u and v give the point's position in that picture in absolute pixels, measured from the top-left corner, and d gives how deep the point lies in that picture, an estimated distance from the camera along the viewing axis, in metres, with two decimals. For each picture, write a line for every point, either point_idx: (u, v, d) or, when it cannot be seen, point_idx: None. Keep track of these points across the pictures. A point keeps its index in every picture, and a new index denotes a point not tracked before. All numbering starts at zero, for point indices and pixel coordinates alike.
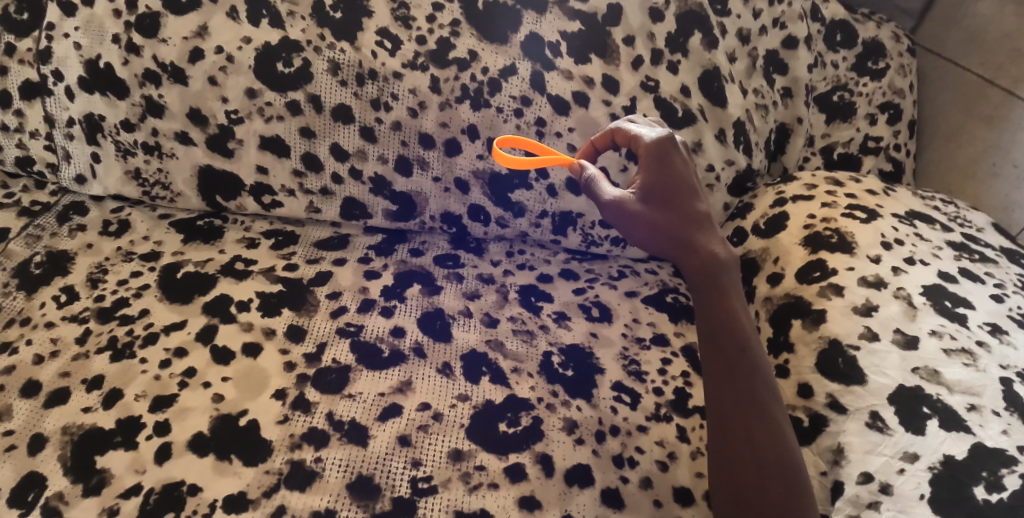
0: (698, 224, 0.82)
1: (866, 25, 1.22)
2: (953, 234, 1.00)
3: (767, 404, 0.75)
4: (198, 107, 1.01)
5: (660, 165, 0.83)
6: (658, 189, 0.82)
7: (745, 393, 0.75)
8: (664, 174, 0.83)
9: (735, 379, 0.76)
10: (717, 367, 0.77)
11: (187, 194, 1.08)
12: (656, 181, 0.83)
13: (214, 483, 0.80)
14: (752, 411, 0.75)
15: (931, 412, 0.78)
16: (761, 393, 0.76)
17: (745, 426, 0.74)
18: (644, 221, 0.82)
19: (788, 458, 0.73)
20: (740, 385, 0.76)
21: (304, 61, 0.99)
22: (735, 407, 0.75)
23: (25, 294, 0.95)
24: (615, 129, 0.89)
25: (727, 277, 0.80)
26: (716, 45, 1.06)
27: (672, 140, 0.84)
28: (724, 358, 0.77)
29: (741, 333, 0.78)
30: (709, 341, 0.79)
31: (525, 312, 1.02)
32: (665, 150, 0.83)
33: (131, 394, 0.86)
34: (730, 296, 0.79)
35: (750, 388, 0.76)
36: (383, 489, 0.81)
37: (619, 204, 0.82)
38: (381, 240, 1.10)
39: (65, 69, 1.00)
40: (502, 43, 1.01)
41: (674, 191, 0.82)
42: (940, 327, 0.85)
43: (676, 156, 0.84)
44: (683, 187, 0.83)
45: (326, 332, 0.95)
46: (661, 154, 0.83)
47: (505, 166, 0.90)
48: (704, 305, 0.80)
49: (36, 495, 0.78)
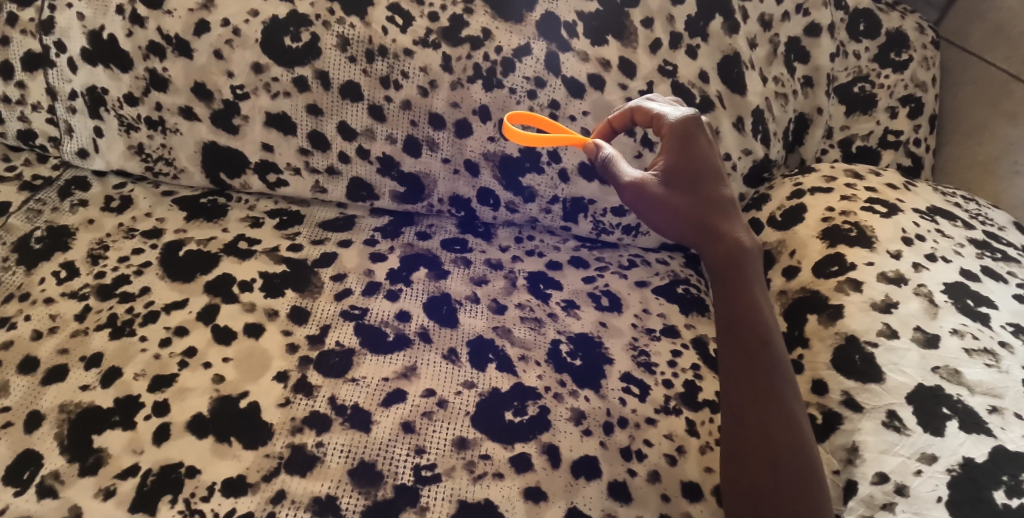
0: (721, 211, 0.79)
1: (890, 15, 1.19)
2: (975, 231, 0.97)
3: (787, 399, 0.73)
4: (203, 82, 0.99)
5: (684, 146, 0.80)
6: (681, 172, 0.80)
7: (764, 389, 0.73)
8: (687, 157, 0.80)
9: (755, 372, 0.74)
10: (736, 359, 0.75)
11: (191, 171, 1.05)
12: (679, 164, 0.80)
13: (213, 465, 0.78)
14: (770, 408, 0.73)
15: (951, 413, 0.76)
16: (781, 389, 0.74)
17: (763, 421, 0.72)
18: (665, 206, 0.78)
19: (806, 457, 0.71)
20: (760, 379, 0.74)
21: (312, 36, 0.96)
22: (753, 403, 0.73)
23: (24, 269, 0.93)
24: (634, 107, 0.86)
25: (750, 267, 0.78)
26: (737, 30, 1.03)
27: (697, 121, 0.81)
28: (743, 351, 0.75)
29: (762, 326, 0.75)
30: (728, 333, 0.77)
31: (533, 299, 1.00)
32: (689, 131, 0.81)
33: (130, 373, 0.84)
34: (752, 286, 0.77)
35: (770, 382, 0.73)
36: (385, 476, 0.79)
37: (639, 186, 0.79)
38: (387, 222, 1.08)
39: (67, 40, 0.97)
40: (517, 21, 0.98)
41: (697, 175, 0.80)
42: (962, 326, 0.82)
43: (700, 138, 0.81)
44: (707, 171, 0.80)
45: (329, 314, 0.93)
46: (685, 135, 0.80)
47: (515, 141, 0.87)
48: (723, 294, 0.78)
49: (32, 473, 0.76)
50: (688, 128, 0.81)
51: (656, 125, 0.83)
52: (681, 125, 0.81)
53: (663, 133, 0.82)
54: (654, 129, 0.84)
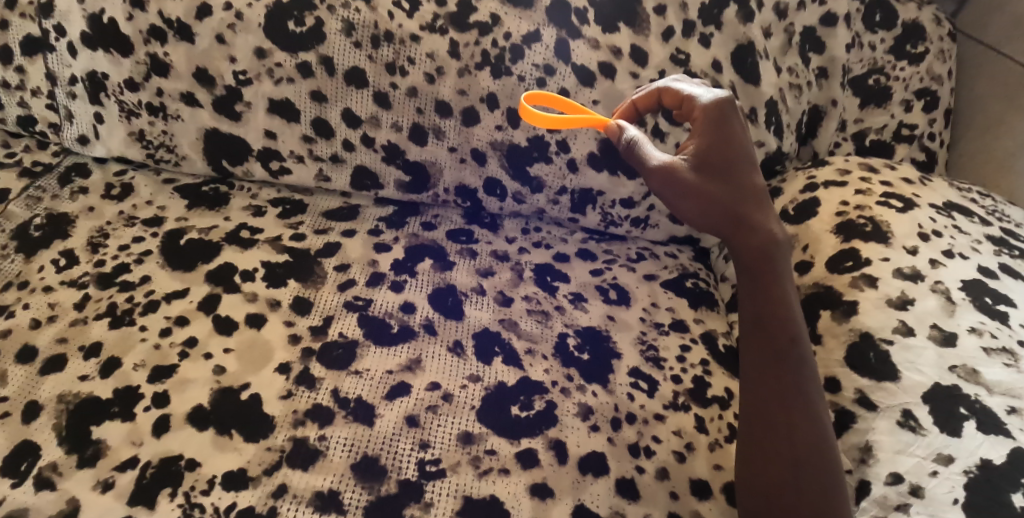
0: (754, 201, 0.77)
1: (907, 6, 1.16)
2: (992, 228, 0.95)
3: (812, 399, 0.72)
4: (205, 67, 0.97)
5: (717, 130, 0.77)
6: (713, 157, 0.77)
7: (789, 387, 0.72)
8: (721, 142, 0.77)
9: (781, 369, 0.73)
10: (761, 355, 0.74)
11: (193, 158, 1.04)
12: (712, 149, 0.77)
13: (213, 458, 0.76)
14: (795, 407, 0.71)
15: (968, 413, 0.74)
16: (806, 388, 0.72)
17: (787, 420, 0.71)
18: (696, 193, 0.76)
19: (830, 460, 0.70)
20: (786, 376, 0.72)
21: (316, 21, 0.94)
22: (777, 401, 0.72)
23: (22, 256, 0.91)
24: (663, 88, 0.84)
25: (781, 261, 0.76)
26: (752, 18, 1.01)
27: (731, 104, 0.79)
28: (769, 347, 0.73)
29: (791, 323, 0.74)
30: (753, 328, 0.75)
31: (540, 291, 0.98)
32: (723, 115, 0.78)
33: (130, 363, 0.83)
34: (782, 282, 0.75)
35: (796, 380, 0.72)
36: (388, 470, 0.77)
37: (667, 171, 0.76)
38: (392, 212, 1.06)
39: (67, 24, 0.95)
40: (526, 7, 0.96)
41: (730, 162, 0.77)
42: (980, 324, 0.81)
43: (735, 123, 0.78)
44: (740, 158, 0.77)
45: (332, 305, 0.91)
46: (719, 118, 0.78)
47: (535, 124, 0.85)
48: (751, 288, 0.76)
49: (29, 465, 0.74)
50: (722, 112, 0.78)
51: (689, 107, 0.80)
52: (715, 109, 0.78)
53: (695, 116, 0.79)
54: (686, 112, 0.81)
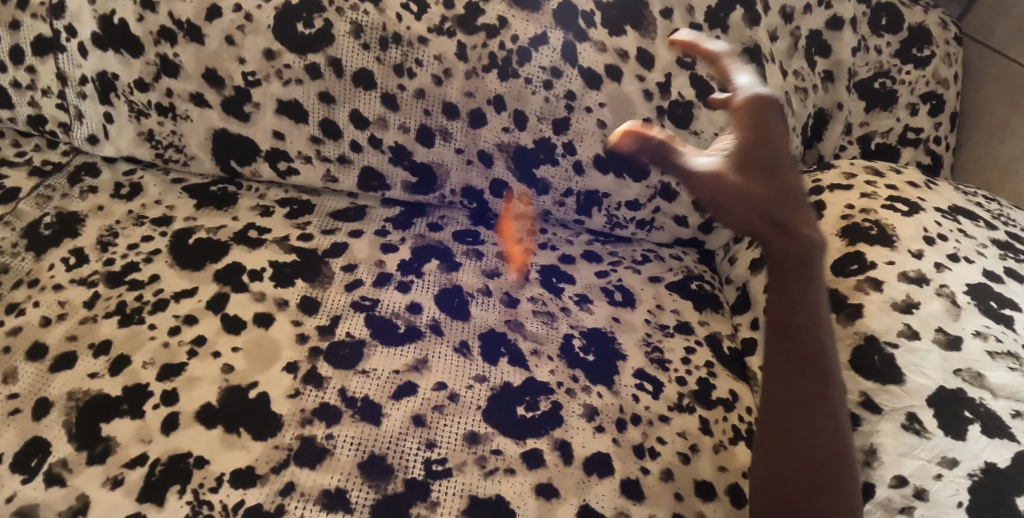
0: (792, 202, 0.74)
1: (913, 9, 1.16)
2: (998, 232, 0.95)
3: (835, 407, 0.71)
4: (214, 68, 0.97)
5: (760, 128, 0.74)
6: (756, 154, 0.73)
7: (814, 395, 0.70)
8: (763, 140, 0.74)
9: (808, 377, 0.71)
10: (790, 359, 0.71)
11: (201, 158, 1.05)
12: (755, 145, 0.73)
13: (221, 456, 0.77)
14: (818, 414, 0.70)
15: (973, 416, 0.74)
16: (830, 396, 0.71)
17: (809, 426, 0.70)
18: (741, 196, 0.70)
19: (844, 468, 0.69)
20: (813, 382, 0.70)
21: (325, 23, 0.95)
22: (800, 406, 0.70)
23: (33, 255, 0.92)
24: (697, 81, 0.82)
25: (813, 266, 0.73)
26: (758, 21, 1.01)
27: (773, 104, 0.76)
28: (796, 352, 0.71)
29: (819, 329, 0.72)
30: (780, 329, 0.72)
31: (546, 293, 0.99)
32: (764, 113, 0.75)
33: (139, 361, 0.83)
34: (814, 288, 0.72)
35: (821, 387, 0.71)
36: (395, 469, 0.78)
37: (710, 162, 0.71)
38: (398, 213, 1.07)
39: (78, 25, 0.96)
40: (534, 10, 0.96)
41: (772, 160, 0.74)
42: (985, 328, 0.81)
43: (775, 122, 0.75)
44: (779, 158, 0.75)
45: (340, 305, 0.92)
46: (762, 117, 0.75)
47: None
48: (779, 292, 0.73)
49: (39, 461, 0.75)
50: (759, 111, 0.75)
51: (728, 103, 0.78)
52: (757, 106, 0.75)
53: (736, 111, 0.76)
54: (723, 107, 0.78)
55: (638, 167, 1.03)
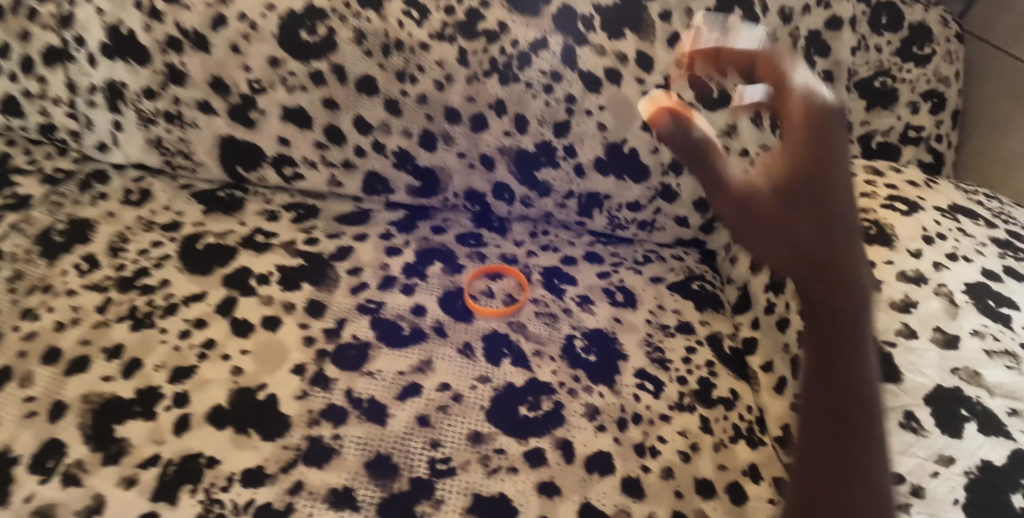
0: (842, 234, 0.67)
1: (914, 7, 1.13)
2: (998, 231, 0.95)
3: (877, 463, 0.64)
4: (220, 76, 0.99)
5: (815, 143, 0.65)
6: (806, 176, 0.65)
7: (854, 453, 0.63)
8: (816, 159, 0.65)
9: (853, 426, 0.64)
10: (828, 408, 0.65)
11: (209, 164, 1.07)
12: (806, 166, 0.65)
13: (232, 456, 0.79)
14: (857, 476, 0.62)
15: (969, 414, 0.75)
16: (871, 452, 0.64)
17: (846, 488, 0.62)
18: (772, 223, 0.65)
19: None
20: (852, 436, 0.64)
21: (328, 30, 0.96)
22: (835, 464, 0.63)
23: (46, 261, 0.94)
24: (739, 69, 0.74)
25: (855, 306, 0.68)
26: (757, 23, 1.01)
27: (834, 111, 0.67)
28: (834, 400, 0.65)
29: (862, 374, 0.66)
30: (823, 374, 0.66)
31: (548, 294, 1.00)
32: (822, 124, 0.66)
33: (151, 364, 0.86)
34: (853, 328, 0.68)
35: (863, 441, 0.64)
36: (400, 468, 0.80)
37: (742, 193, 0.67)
38: (402, 216, 1.09)
39: (87, 35, 0.98)
40: (534, 15, 0.97)
41: (824, 182, 0.65)
42: (982, 327, 0.81)
43: (834, 135, 0.66)
44: (835, 180, 0.66)
45: (345, 308, 0.94)
46: (818, 129, 0.65)
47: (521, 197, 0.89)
48: (815, 329, 0.69)
49: (55, 462, 0.77)
50: (820, 121, 0.66)
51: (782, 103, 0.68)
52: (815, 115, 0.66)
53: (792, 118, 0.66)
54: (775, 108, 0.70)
55: (639, 169, 1.04)
